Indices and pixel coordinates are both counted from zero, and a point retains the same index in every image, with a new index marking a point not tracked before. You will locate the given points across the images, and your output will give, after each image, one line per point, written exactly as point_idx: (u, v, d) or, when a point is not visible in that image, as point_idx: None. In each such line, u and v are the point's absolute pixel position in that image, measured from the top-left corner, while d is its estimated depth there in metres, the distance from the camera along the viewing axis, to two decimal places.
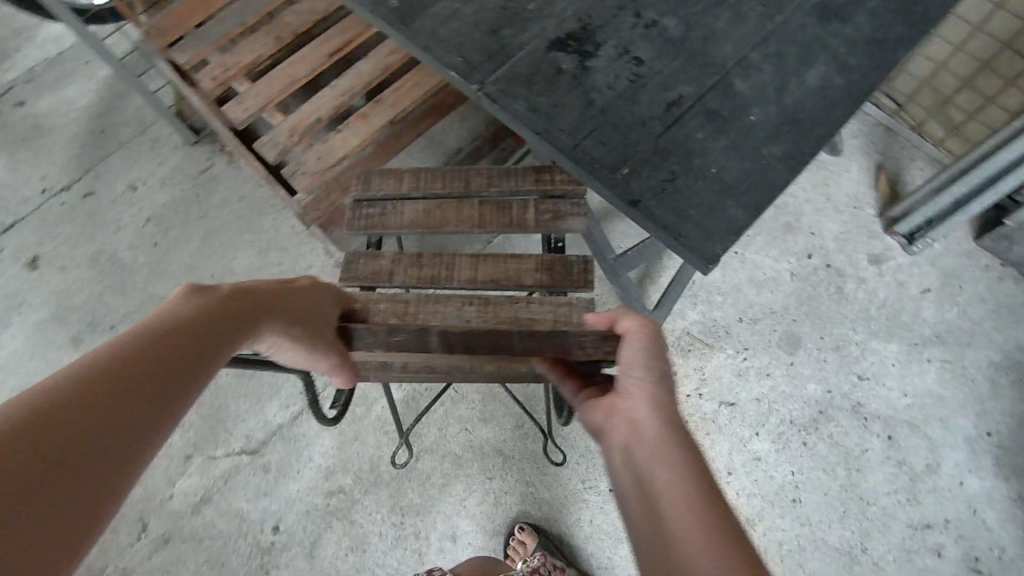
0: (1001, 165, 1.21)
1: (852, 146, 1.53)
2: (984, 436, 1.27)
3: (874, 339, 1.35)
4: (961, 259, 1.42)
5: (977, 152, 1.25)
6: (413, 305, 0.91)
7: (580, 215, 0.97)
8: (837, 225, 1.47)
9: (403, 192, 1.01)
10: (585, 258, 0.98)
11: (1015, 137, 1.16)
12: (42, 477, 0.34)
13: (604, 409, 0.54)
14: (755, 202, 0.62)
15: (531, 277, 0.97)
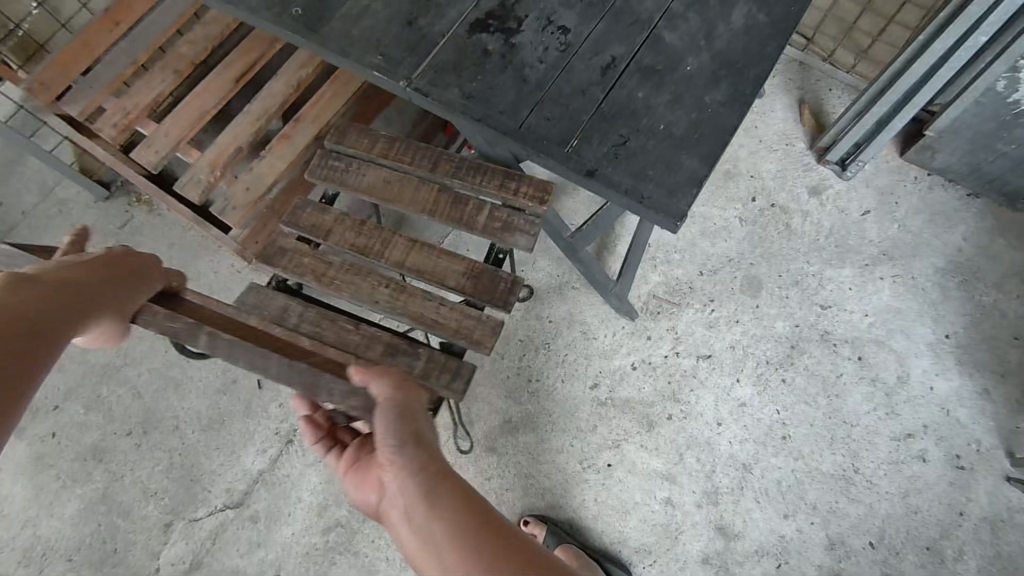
0: (915, 78, 1.25)
1: (773, 86, 1.58)
2: (943, 339, 1.33)
3: (829, 267, 1.39)
4: (891, 175, 1.48)
5: (889, 72, 1.29)
6: (333, 269, 0.91)
7: (530, 233, 0.90)
8: (773, 164, 1.50)
9: (371, 156, 0.96)
10: (515, 278, 0.89)
11: (925, 49, 1.21)
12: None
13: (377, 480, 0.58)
14: (709, 150, 0.61)
15: (455, 279, 0.89)
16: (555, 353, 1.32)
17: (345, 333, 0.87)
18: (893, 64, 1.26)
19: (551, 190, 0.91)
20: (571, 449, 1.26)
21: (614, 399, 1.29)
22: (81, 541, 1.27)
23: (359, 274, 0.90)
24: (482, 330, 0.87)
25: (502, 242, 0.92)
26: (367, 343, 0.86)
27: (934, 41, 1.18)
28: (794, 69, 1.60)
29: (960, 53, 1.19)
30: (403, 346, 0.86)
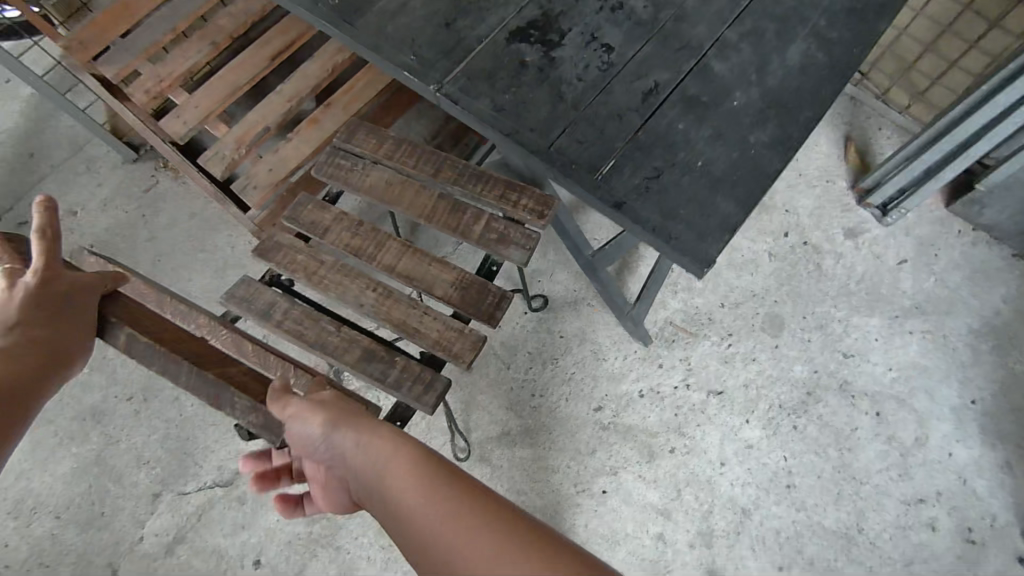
0: (973, 130, 1.20)
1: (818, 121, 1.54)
2: (968, 404, 1.27)
3: (857, 314, 1.34)
4: (934, 226, 1.42)
5: (945, 120, 1.23)
6: (325, 268, 0.86)
7: (527, 248, 0.82)
8: (810, 201, 1.45)
9: (376, 156, 0.89)
10: (504, 292, 0.82)
11: (986, 101, 1.15)
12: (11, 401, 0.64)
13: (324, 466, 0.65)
14: (747, 195, 0.57)
15: (442, 289, 0.83)
16: (562, 370, 1.29)
17: (325, 333, 0.83)
18: (951, 111, 1.21)
19: (554, 206, 0.82)
20: (567, 470, 1.23)
21: (617, 424, 1.25)
22: (69, 499, 1.28)
23: (349, 276, 0.85)
24: (462, 344, 0.81)
25: (497, 257, 0.84)
26: (348, 347, 0.82)
27: (998, 94, 1.12)
28: (844, 104, 1.55)
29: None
30: (381, 353, 0.81)
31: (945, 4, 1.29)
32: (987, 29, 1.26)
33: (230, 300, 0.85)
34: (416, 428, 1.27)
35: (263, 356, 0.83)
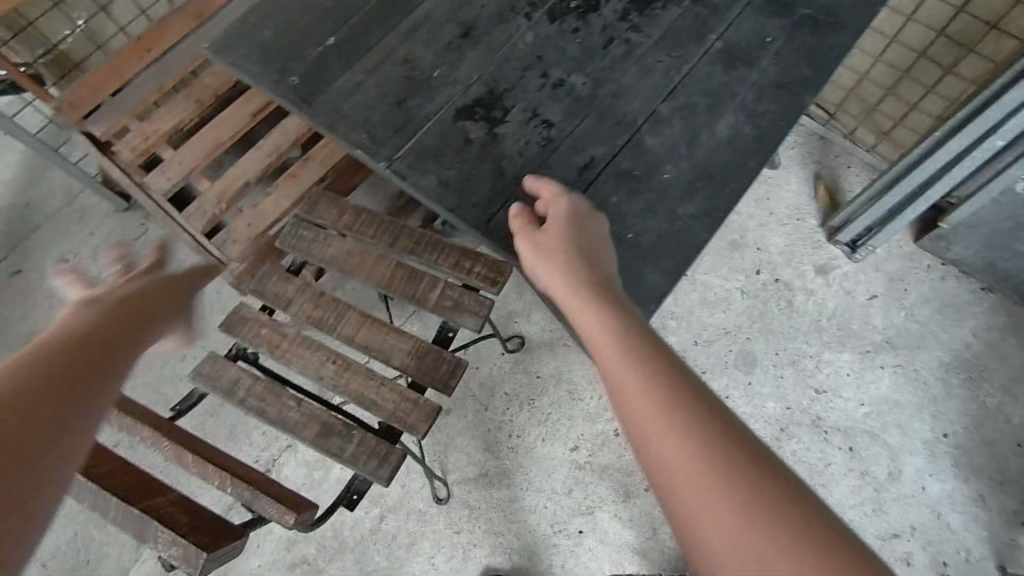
0: (930, 172, 1.24)
1: (787, 155, 1.57)
2: (940, 439, 1.29)
3: (827, 349, 1.37)
4: (903, 261, 1.45)
5: (904, 161, 1.27)
6: (288, 340, 0.89)
7: (480, 315, 0.88)
8: (781, 238, 1.49)
9: (338, 228, 0.94)
10: (458, 360, 0.85)
11: (940, 146, 1.20)
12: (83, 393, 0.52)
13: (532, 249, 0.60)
14: (674, 266, 0.64)
15: (398, 358, 0.86)
16: (539, 411, 1.31)
17: (285, 411, 0.86)
18: (910, 154, 1.25)
19: (506, 272, 0.87)
20: (543, 511, 1.24)
21: (593, 464, 1.27)
22: (57, 547, 1.30)
23: (311, 349, 0.88)
24: (418, 414, 0.84)
25: (452, 324, 0.89)
26: (307, 422, 0.85)
27: (950, 140, 1.18)
28: (811, 138, 1.58)
29: (976, 155, 1.18)
30: (339, 428, 0.84)
31: (900, 50, 1.34)
32: (943, 73, 1.31)
33: (198, 377, 0.88)
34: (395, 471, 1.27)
35: (203, 466, 0.82)
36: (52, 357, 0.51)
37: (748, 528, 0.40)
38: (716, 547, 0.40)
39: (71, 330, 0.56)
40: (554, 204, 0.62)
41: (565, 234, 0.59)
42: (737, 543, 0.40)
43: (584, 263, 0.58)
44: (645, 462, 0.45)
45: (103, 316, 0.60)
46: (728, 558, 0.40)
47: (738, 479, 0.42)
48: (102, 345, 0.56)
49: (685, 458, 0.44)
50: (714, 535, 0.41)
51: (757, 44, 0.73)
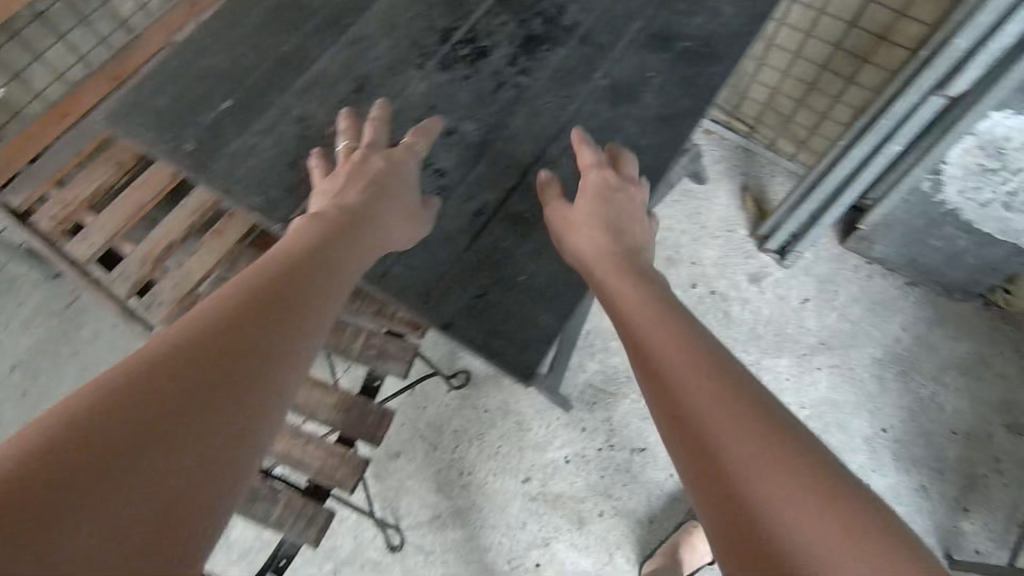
0: (839, 179, 1.29)
1: (715, 169, 1.61)
2: (879, 433, 1.33)
3: (765, 357, 1.41)
4: (832, 263, 1.49)
5: (816, 170, 1.31)
6: None
7: (404, 361, 0.89)
8: (715, 250, 1.52)
9: None
10: (386, 411, 0.86)
11: (843, 155, 1.24)
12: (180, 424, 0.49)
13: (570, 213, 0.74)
14: (556, 306, 0.75)
15: (325, 414, 0.86)
16: (489, 445, 1.31)
17: None
18: (819, 163, 1.29)
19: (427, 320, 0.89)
20: (500, 546, 1.25)
21: (545, 493, 1.27)
22: None
23: None
24: (346, 469, 0.85)
25: (376, 371, 0.90)
26: None
27: (851, 148, 1.22)
28: (736, 151, 1.63)
29: (878, 159, 1.22)
30: (263, 492, 0.83)
31: (805, 65, 1.39)
32: (845, 84, 1.36)
33: None
34: (346, 522, 1.26)
35: None
36: (169, 408, 0.48)
37: (771, 457, 0.47)
38: (744, 467, 0.47)
39: (199, 349, 0.52)
40: (590, 171, 0.75)
41: (597, 204, 0.73)
42: (760, 467, 0.47)
43: (608, 229, 0.71)
44: (676, 407, 0.53)
45: (231, 319, 0.55)
46: (755, 477, 0.46)
47: (763, 425, 0.50)
48: (228, 375, 0.52)
49: (718, 409, 0.51)
50: (742, 460, 0.47)
51: None
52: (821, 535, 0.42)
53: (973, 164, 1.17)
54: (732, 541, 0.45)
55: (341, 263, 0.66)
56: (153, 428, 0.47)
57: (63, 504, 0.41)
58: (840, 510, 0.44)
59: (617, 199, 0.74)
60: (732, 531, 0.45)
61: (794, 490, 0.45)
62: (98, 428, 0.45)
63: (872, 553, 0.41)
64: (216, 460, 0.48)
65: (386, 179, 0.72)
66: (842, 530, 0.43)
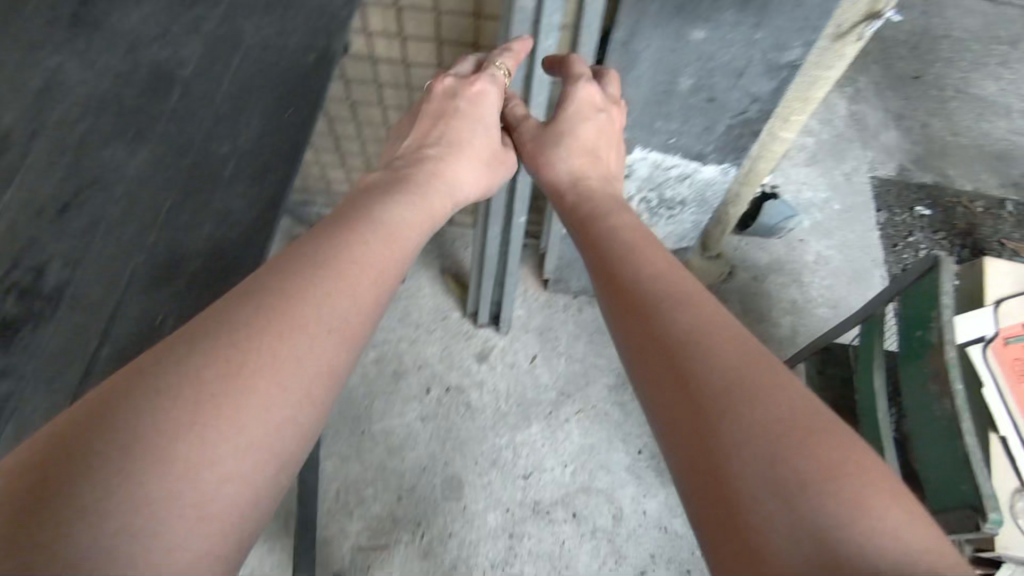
0: (495, 254, 1.35)
1: (408, 264, 1.58)
2: (638, 456, 1.38)
3: (518, 432, 1.39)
4: (545, 311, 1.54)
5: (474, 249, 1.37)
6: None
7: None
8: (436, 346, 1.48)
9: None
10: None
11: (486, 234, 1.31)
12: (205, 405, 0.41)
13: (585, 120, 0.84)
14: None
15: None
16: None
17: None
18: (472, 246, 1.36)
19: None
20: None
21: None
22: None
23: None
24: None
25: None
26: None
27: (487, 230, 1.29)
28: None
29: (515, 234, 1.29)
30: None
31: None
32: None
33: None
34: None
35: None
36: (215, 399, 0.41)
37: (759, 380, 0.49)
38: (718, 375, 0.49)
39: (262, 324, 0.46)
40: (581, 87, 0.84)
41: (594, 135, 0.84)
42: (762, 381, 0.49)
43: (586, 154, 0.84)
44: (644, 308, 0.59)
45: (299, 293, 0.49)
46: (747, 379, 0.48)
47: (747, 345, 0.52)
48: (287, 374, 0.45)
49: (690, 323, 0.55)
50: (706, 371, 0.50)
51: (145, 331, 0.65)
52: (816, 454, 0.43)
53: None
54: (685, 437, 0.47)
55: (390, 238, 0.59)
56: (214, 409, 0.41)
57: (106, 482, 0.36)
58: (822, 439, 0.44)
59: (599, 119, 0.85)
60: (679, 426, 0.48)
61: (770, 415, 0.46)
62: (160, 394, 0.40)
63: (833, 465, 0.43)
64: (260, 472, 0.41)
65: (475, 120, 0.81)
66: (834, 459, 0.43)
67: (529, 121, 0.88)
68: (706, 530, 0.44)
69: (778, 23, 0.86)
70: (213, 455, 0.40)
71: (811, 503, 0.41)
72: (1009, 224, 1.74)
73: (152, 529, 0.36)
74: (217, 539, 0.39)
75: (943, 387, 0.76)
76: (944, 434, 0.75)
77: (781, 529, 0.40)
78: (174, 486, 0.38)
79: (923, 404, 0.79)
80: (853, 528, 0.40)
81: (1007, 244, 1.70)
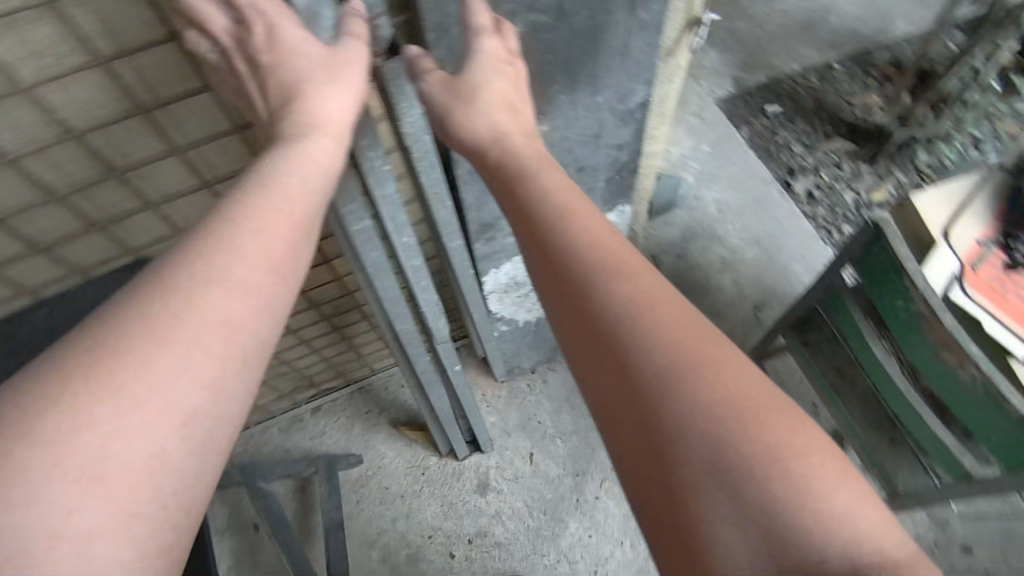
0: (446, 407, 1.18)
1: (357, 439, 1.40)
2: None
3: (560, 539, 1.30)
4: (514, 402, 1.44)
5: (425, 412, 1.19)
6: None
7: None
8: (433, 503, 1.34)
9: None
10: None
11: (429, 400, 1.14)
12: (94, 378, 0.37)
13: (495, 67, 0.62)
14: None
15: None
16: None
17: None
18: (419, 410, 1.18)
19: None
20: None
21: None
22: None
23: None
24: None
25: None
26: None
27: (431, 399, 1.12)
28: (355, 400, 1.44)
29: (459, 385, 1.13)
30: None
31: (317, 339, 1.19)
32: (366, 320, 1.21)
33: None
34: None
35: None
36: (97, 367, 0.38)
37: (700, 336, 0.45)
38: (658, 332, 0.45)
39: (149, 296, 0.41)
40: (485, 39, 0.61)
41: (513, 81, 0.64)
42: (709, 342, 0.45)
43: (505, 107, 0.63)
44: (566, 223, 0.53)
45: (187, 265, 0.43)
46: (674, 327, 0.45)
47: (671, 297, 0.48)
48: (198, 358, 0.41)
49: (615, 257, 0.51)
50: (645, 330, 0.45)
51: None
52: (771, 428, 0.41)
53: (513, 300, 1.13)
54: (606, 381, 0.45)
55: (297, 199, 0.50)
56: (97, 382, 0.37)
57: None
58: (774, 412, 0.42)
59: (512, 71, 0.63)
60: (598, 364, 0.46)
61: (720, 376, 0.43)
62: (56, 359, 0.38)
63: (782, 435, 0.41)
64: (159, 440, 0.38)
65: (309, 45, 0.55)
66: (783, 437, 0.40)
67: (432, 73, 0.61)
68: (626, 461, 0.44)
69: (612, 80, 0.78)
70: (102, 427, 0.36)
71: (753, 482, 0.39)
72: (845, 81, 1.81)
73: (49, 492, 0.34)
74: (125, 507, 0.36)
75: (959, 357, 0.78)
76: (986, 399, 0.78)
77: (715, 505, 0.39)
78: (67, 448, 0.35)
79: (943, 373, 0.82)
80: (799, 519, 0.38)
81: (855, 102, 1.77)
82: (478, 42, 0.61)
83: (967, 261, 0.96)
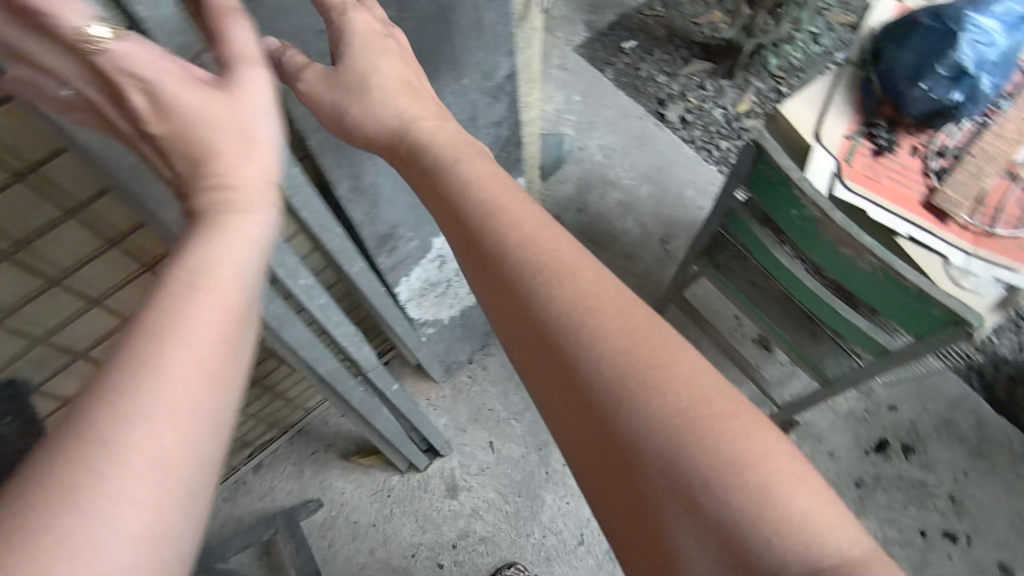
0: (393, 427, 1.14)
1: (310, 483, 1.33)
2: None
3: (540, 514, 1.31)
4: (460, 398, 1.41)
5: (372, 437, 1.14)
6: None
7: None
8: (407, 521, 1.30)
9: None
10: None
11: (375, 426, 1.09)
12: (90, 482, 0.33)
13: (376, 47, 0.55)
14: None
15: None
16: None
17: None
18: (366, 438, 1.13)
19: None
20: None
21: None
22: None
23: None
24: None
25: None
26: None
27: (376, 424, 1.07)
28: (296, 445, 1.36)
29: (401, 401, 1.08)
30: None
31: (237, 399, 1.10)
32: (282, 365, 1.12)
33: None
34: None
35: None
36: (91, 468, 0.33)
37: (652, 343, 0.44)
38: (606, 346, 0.44)
39: (126, 379, 0.36)
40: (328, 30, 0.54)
41: (404, 62, 0.57)
42: (663, 349, 0.44)
43: (406, 90, 0.57)
44: (503, 229, 0.49)
45: (163, 335, 0.37)
46: (625, 342, 0.44)
47: (620, 301, 0.46)
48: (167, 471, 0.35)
49: (559, 255, 0.48)
50: (590, 341, 0.45)
51: None
52: (728, 436, 0.41)
53: (431, 302, 1.09)
54: (558, 400, 0.46)
55: (245, 246, 0.43)
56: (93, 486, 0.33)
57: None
58: (729, 418, 0.42)
59: (398, 49, 0.57)
60: (548, 378, 0.46)
61: (671, 386, 0.43)
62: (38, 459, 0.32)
63: (744, 440, 0.41)
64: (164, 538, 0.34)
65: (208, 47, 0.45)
66: (747, 446, 0.41)
67: (307, 68, 0.54)
68: (579, 459, 0.46)
69: (474, 59, 0.75)
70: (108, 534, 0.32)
71: (710, 493, 0.40)
72: (688, 4, 1.86)
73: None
74: None
75: (858, 249, 0.82)
76: (887, 280, 0.82)
77: (678, 519, 0.41)
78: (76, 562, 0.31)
79: (846, 265, 0.87)
80: (759, 527, 0.40)
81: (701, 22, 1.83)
82: (349, 21, 0.54)
83: (841, 157, 1.02)
